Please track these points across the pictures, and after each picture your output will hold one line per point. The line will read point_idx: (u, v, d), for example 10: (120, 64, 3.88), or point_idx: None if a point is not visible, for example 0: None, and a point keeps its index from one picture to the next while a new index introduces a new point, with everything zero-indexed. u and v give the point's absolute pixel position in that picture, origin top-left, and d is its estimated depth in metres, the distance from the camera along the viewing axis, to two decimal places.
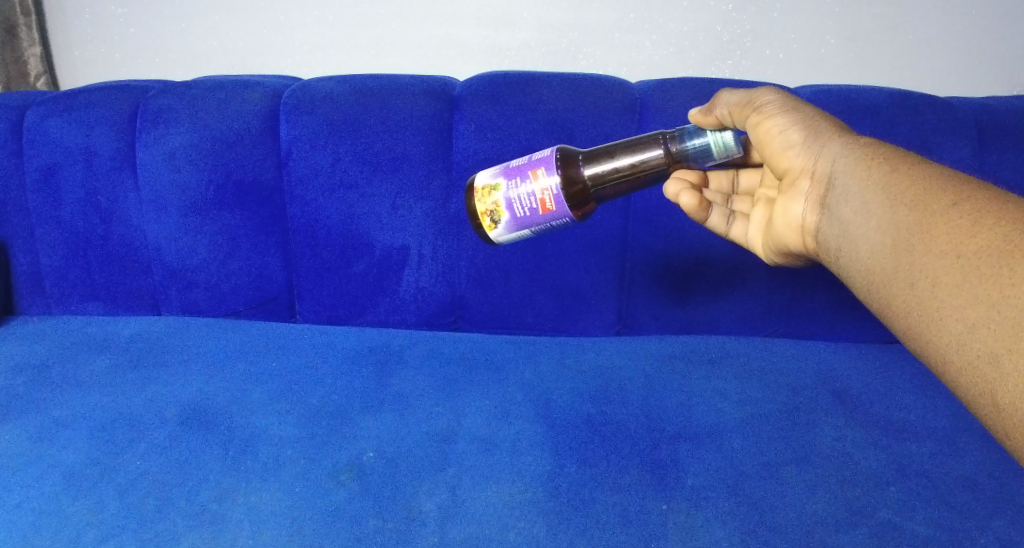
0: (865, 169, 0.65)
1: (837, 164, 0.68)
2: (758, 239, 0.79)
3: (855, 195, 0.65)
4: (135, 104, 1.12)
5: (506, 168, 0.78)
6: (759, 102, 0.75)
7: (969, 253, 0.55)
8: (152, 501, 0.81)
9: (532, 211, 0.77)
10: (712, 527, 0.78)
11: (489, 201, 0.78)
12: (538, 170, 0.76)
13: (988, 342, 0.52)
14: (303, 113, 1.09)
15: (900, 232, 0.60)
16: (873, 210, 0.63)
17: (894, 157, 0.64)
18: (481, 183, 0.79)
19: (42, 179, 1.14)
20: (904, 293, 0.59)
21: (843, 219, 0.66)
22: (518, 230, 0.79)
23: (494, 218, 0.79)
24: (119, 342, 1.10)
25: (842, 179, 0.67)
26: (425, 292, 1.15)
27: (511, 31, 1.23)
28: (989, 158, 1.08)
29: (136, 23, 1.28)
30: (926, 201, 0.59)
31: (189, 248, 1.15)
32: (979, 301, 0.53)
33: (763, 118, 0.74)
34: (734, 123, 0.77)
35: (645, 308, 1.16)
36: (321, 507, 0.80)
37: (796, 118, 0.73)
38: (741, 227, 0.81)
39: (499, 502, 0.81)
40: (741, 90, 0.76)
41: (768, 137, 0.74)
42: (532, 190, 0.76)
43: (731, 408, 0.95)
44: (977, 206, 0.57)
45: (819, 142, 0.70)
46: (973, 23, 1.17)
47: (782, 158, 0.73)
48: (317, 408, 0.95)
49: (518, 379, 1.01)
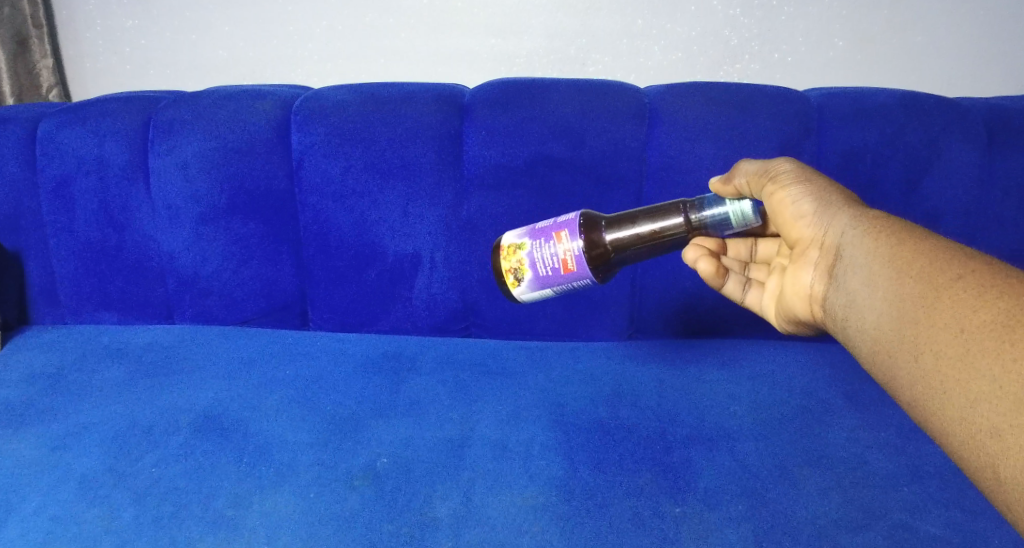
0: (872, 241, 0.67)
1: (846, 236, 0.70)
2: (772, 306, 0.83)
3: (861, 265, 0.66)
4: (148, 115, 1.13)
5: (532, 230, 0.84)
6: (774, 172, 0.77)
7: (972, 327, 0.56)
8: (169, 507, 0.82)
9: (554, 270, 0.82)
10: (723, 529, 0.79)
11: (514, 259, 0.84)
12: (563, 232, 0.82)
13: (991, 417, 0.53)
14: (314, 122, 1.10)
15: (906, 301, 0.62)
16: (878, 282, 0.64)
17: (902, 230, 0.66)
18: (508, 242, 0.86)
19: (56, 190, 1.15)
20: (909, 365, 0.60)
21: (850, 289, 0.67)
22: (540, 288, 0.85)
23: (517, 276, 0.85)
24: (135, 351, 1.11)
25: (850, 250, 0.68)
26: (436, 298, 1.16)
27: (519, 39, 1.23)
28: (999, 158, 1.07)
29: (147, 35, 1.29)
30: (930, 276, 0.61)
31: (201, 256, 1.16)
32: (982, 375, 0.55)
33: (778, 187, 0.76)
34: (751, 194, 0.80)
35: (657, 313, 1.16)
36: (335, 513, 0.81)
37: (808, 189, 0.75)
38: (755, 295, 0.85)
39: (512, 506, 0.82)
40: (758, 161, 0.80)
41: (781, 206, 0.76)
42: (555, 251, 0.82)
43: (743, 412, 0.96)
44: (980, 281, 0.58)
45: (829, 214, 0.72)
46: (982, 27, 1.17)
47: (793, 228, 0.75)
48: (331, 414, 0.96)
49: (530, 384, 1.02)
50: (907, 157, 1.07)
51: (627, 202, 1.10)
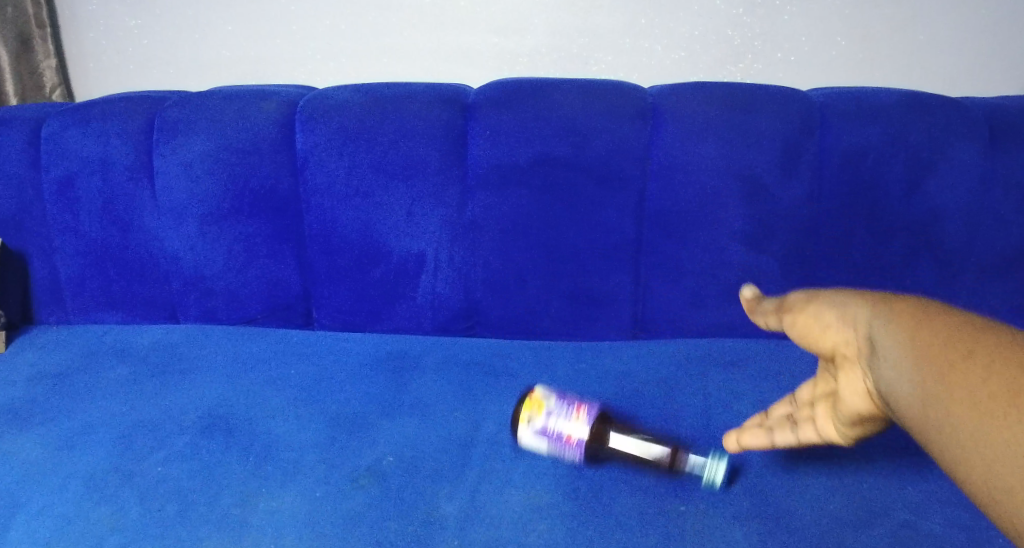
0: (899, 329, 0.60)
1: (872, 329, 0.62)
2: (830, 424, 0.70)
3: (890, 357, 0.59)
4: (152, 115, 1.13)
5: (559, 396, 0.91)
6: (790, 301, 0.73)
7: (989, 396, 0.52)
8: (175, 506, 0.83)
9: (559, 434, 0.87)
10: (728, 527, 0.79)
11: (534, 402, 0.90)
12: (583, 412, 0.88)
13: (1014, 474, 0.49)
14: (318, 121, 1.10)
15: (930, 379, 0.56)
16: (903, 365, 0.58)
17: (924, 314, 0.60)
18: (538, 388, 0.92)
19: (61, 190, 1.15)
20: (940, 443, 0.54)
21: (884, 379, 0.60)
22: (539, 439, 0.88)
23: (530, 410, 0.89)
24: (140, 350, 1.11)
25: (879, 343, 0.61)
26: (441, 297, 1.17)
27: (522, 37, 1.23)
28: (1001, 157, 1.08)
29: (150, 34, 1.29)
30: (949, 351, 0.56)
31: (206, 256, 1.16)
32: (1008, 440, 0.50)
33: (797, 310, 0.71)
34: (772, 325, 0.76)
35: (661, 313, 1.16)
36: (341, 512, 0.82)
37: (825, 299, 0.69)
38: (792, 433, 0.74)
39: (518, 505, 0.82)
40: (774, 301, 0.77)
41: (805, 321, 0.69)
42: (568, 419, 0.87)
43: (747, 411, 0.96)
44: (999, 352, 0.54)
45: (850, 314, 0.65)
46: (983, 26, 1.18)
47: (822, 340, 0.68)
48: (336, 414, 0.96)
49: (535, 384, 1.02)
50: (910, 156, 1.07)
51: (630, 202, 1.10)
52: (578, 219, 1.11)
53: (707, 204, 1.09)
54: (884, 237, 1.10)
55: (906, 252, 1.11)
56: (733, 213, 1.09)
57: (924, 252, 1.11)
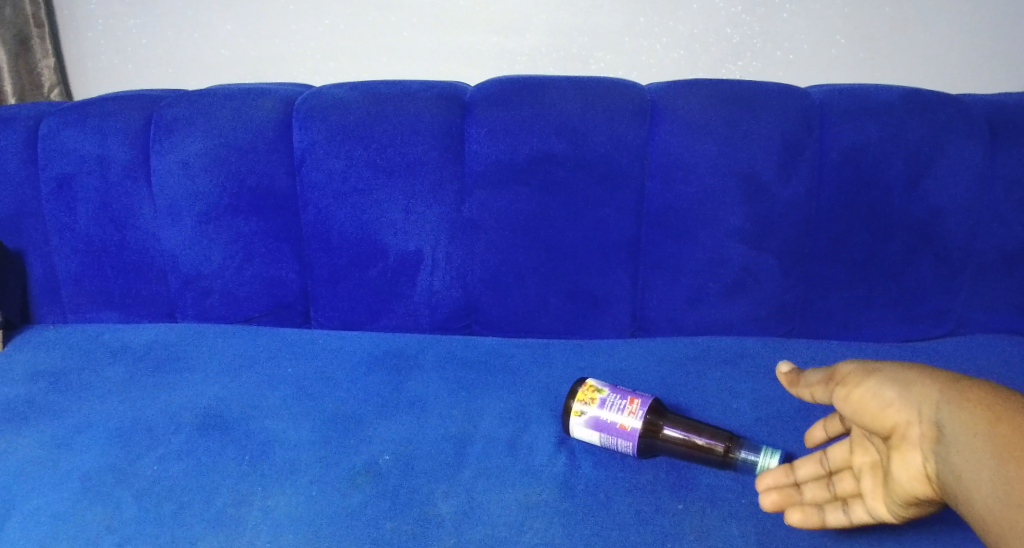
0: (968, 413, 0.64)
1: (939, 414, 0.66)
2: (882, 503, 0.71)
3: (960, 442, 0.63)
4: (150, 114, 1.13)
5: (614, 386, 0.90)
6: (840, 376, 0.76)
7: None
8: (171, 504, 0.82)
9: (613, 421, 0.86)
10: (727, 525, 0.78)
11: (589, 393, 0.89)
12: (636, 400, 0.87)
13: None
14: (316, 119, 1.10)
15: (1004, 467, 0.61)
16: (977, 450, 0.62)
17: (982, 396, 0.65)
18: (591, 381, 0.91)
19: (58, 189, 1.15)
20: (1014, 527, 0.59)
21: (951, 464, 0.64)
22: (592, 429, 0.87)
23: (583, 403, 0.88)
24: (137, 349, 1.11)
25: (949, 428, 0.65)
26: (439, 296, 1.16)
27: (522, 36, 1.23)
28: (1001, 154, 1.07)
29: (149, 33, 1.29)
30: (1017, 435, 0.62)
31: (204, 255, 1.16)
32: None
33: (851, 388, 0.73)
34: (823, 397, 0.78)
35: (660, 311, 1.16)
36: (338, 511, 0.81)
37: (881, 378, 0.71)
38: (839, 509, 0.73)
39: (515, 503, 0.81)
40: (821, 371, 0.78)
41: (864, 401, 0.71)
42: (623, 406, 0.87)
43: (746, 408, 0.95)
44: None
45: (912, 394, 0.68)
46: (982, 24, 1.17)
47: (881, 419, 0.70)
48: (333, 412, 0.96)
49: (533, 382, 1.02)
50: (910, 154, 1.07)
51: (629, 200, 1.10)
52: (577, 217, 1.10)
53: (706, 201, 1.09)
54: (884, 235, 1.09)
55: (906, 250, 1.10)
56: (732, 210, 1.09)
57: (924, 250, 1.10)
